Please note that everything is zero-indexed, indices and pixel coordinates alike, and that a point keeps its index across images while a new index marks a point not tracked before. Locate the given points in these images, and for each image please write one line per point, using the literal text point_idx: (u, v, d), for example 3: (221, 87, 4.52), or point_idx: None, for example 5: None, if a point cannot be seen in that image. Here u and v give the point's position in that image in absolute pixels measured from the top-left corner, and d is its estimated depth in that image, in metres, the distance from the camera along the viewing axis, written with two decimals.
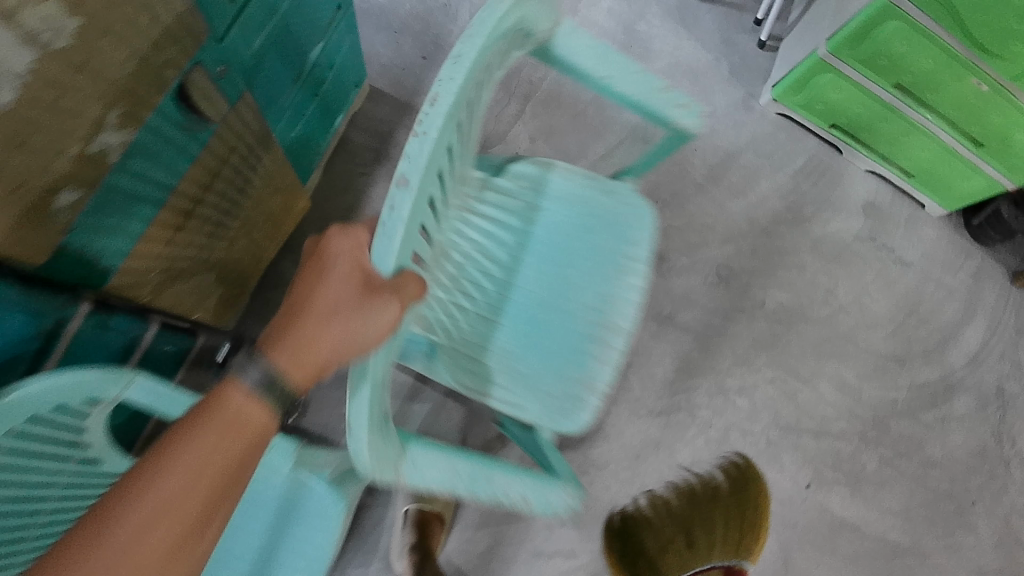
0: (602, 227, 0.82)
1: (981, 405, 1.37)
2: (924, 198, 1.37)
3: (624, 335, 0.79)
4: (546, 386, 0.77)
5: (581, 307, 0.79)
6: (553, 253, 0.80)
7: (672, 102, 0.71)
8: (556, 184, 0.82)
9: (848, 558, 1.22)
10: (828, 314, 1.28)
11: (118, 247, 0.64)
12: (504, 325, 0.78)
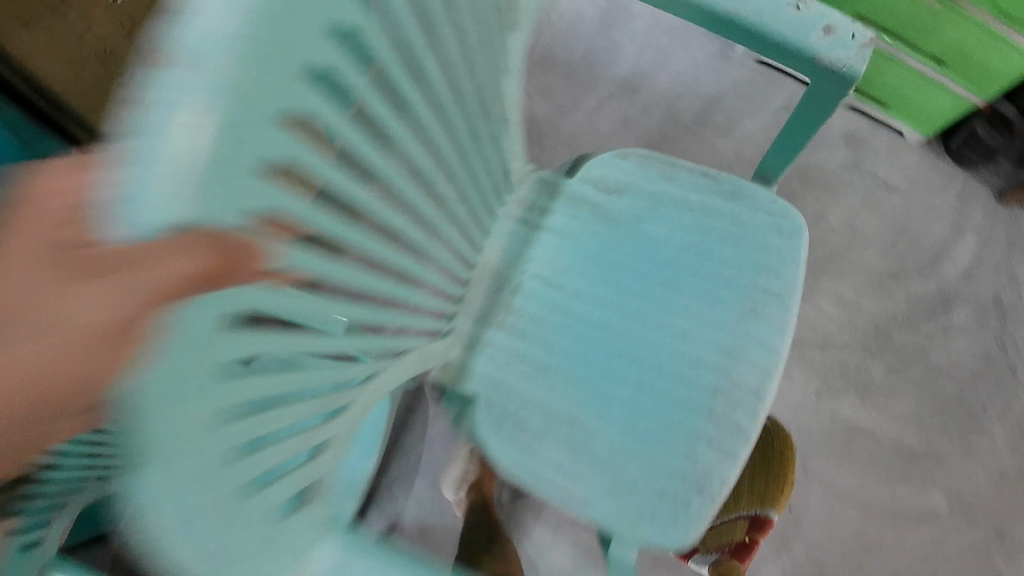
0: (727, 259, 0.81)
1: (981, 315, 1.43)
2: (899, 125, 1.46)
3: (740, 433, 0.75)
4: (631, 459, 0.75)
5: (694, 396, 0.77)
6: (662, 338, 0.79)
7: (818, 22, 0.66)
8: (659, 190, 0.84)
9: (865, 462, 1.30)
10: (819, 237, 1.37)
11: None
12: (607, 417, 0.77)
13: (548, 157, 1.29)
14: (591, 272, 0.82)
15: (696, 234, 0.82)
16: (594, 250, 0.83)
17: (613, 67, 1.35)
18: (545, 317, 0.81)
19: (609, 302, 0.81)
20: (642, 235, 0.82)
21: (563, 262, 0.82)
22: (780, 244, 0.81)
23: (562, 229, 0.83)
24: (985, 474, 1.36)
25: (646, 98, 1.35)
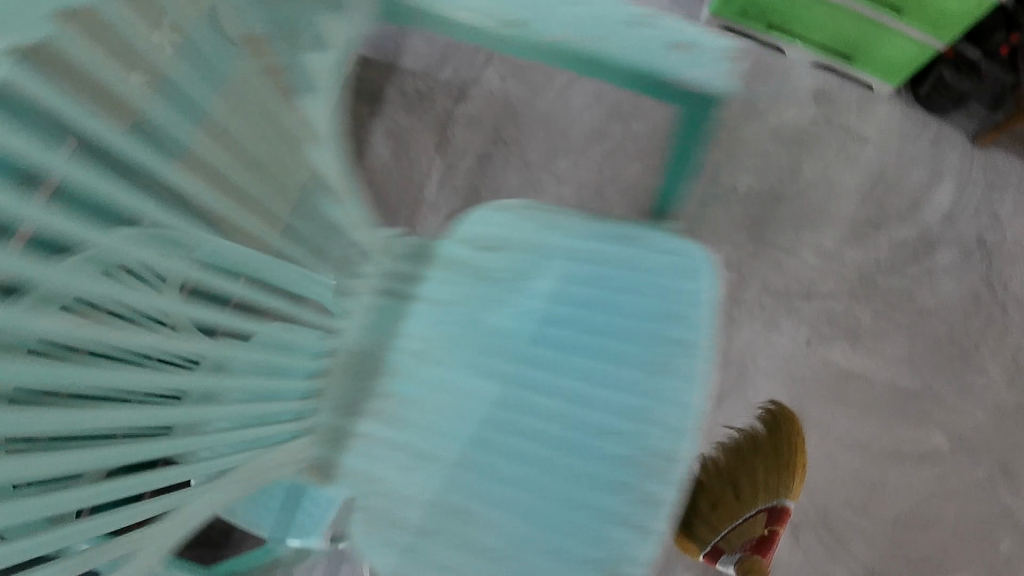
0: (631, 311, 0.78)
1: (966, 256, 1.44)
2: (869, 79, 1.46)
3: (656, 484, 0.74)
4: (543, 533, 0.73)
5: (607, 459, 0.75)
6: (566, 401, 0.76)
7: (668, 41, 0.71)
8: (554, 244, 0.79)
9: (861, 406, 1.32)
10: (798, 191, 1.39)
11: None
12: (517, 492, 0.74)
13: (524, 134, 1.33)
14: (489, 340, 0.78)
15: (597, 288, 0.78)
16: (490, 314, 0.79)
17: None
18: (444, 393, 0.77)
19: (510, 370, 0.77)
20: (539, 294, 0.78)
21: (457, 331, 0.79)
22: (688, 288, 0.78)
23: (451, 297, 0.79)
24: (984, 410, 1.37)
25: None
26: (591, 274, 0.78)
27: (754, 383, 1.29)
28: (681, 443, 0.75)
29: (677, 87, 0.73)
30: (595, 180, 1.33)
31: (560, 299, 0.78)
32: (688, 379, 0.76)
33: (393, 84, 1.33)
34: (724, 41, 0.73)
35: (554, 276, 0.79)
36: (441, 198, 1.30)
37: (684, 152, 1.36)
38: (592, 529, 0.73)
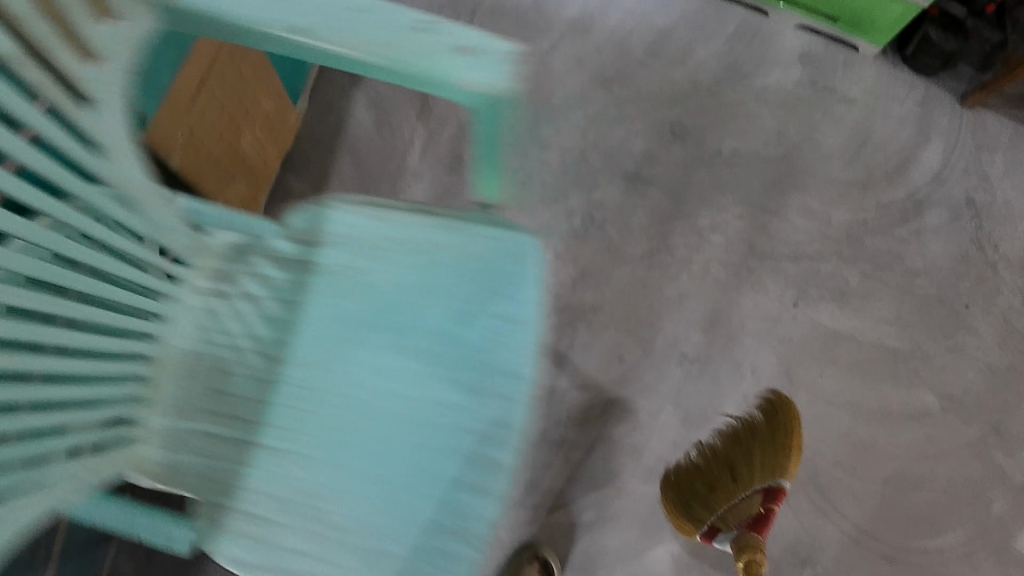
0: (460, 302, 0.71)
1: (955, 216, 1.43)
2: (854, 40, 1.46)
3: (498, 451, 0.69)
4: (380, 535, 0.66)
5: (442, 432, 0.69)
6: (394, 375, 0.70)
7: (448, 41, 0.54)
8: (372, 241, 0.72)
9: (851, 367, 1.32)
10: (783, 153, 1.39)
11: (149, 99, 0.79)
12: (340, 476, 0.67)
13: None
14: (310, 344, 0.71)
15: (424, 281, 0.71)
16: (309, 317, 0.71)
17: (562, 11, 1.39)
18: (262, 402, 0.70)
19: (334, 372, 0.70)
20: (363, 291, 0.71)
21: (279, 338, 0.71)
22: (517, 275, 0.71)
23: (268, 302, 0.72)
24: (974, 370, 1.37)
25: (597, 36, 1.39)
26: (423, 242, 0.71)
27: (742, 345, 1.27)
28: (517, 411, 0.70)
29: (450, 93, 0.56)
30: (579, 144, 1.31)
31: (387, 267, 0.71)
32: (522, 363, 0.71)
33: None
34: (513, 51, 0.56)
35: (377, 242, 0.71)
36: (424, 166, 1.28)
37: (668, 115, 1.36)
38: (429, 506, 0.67)
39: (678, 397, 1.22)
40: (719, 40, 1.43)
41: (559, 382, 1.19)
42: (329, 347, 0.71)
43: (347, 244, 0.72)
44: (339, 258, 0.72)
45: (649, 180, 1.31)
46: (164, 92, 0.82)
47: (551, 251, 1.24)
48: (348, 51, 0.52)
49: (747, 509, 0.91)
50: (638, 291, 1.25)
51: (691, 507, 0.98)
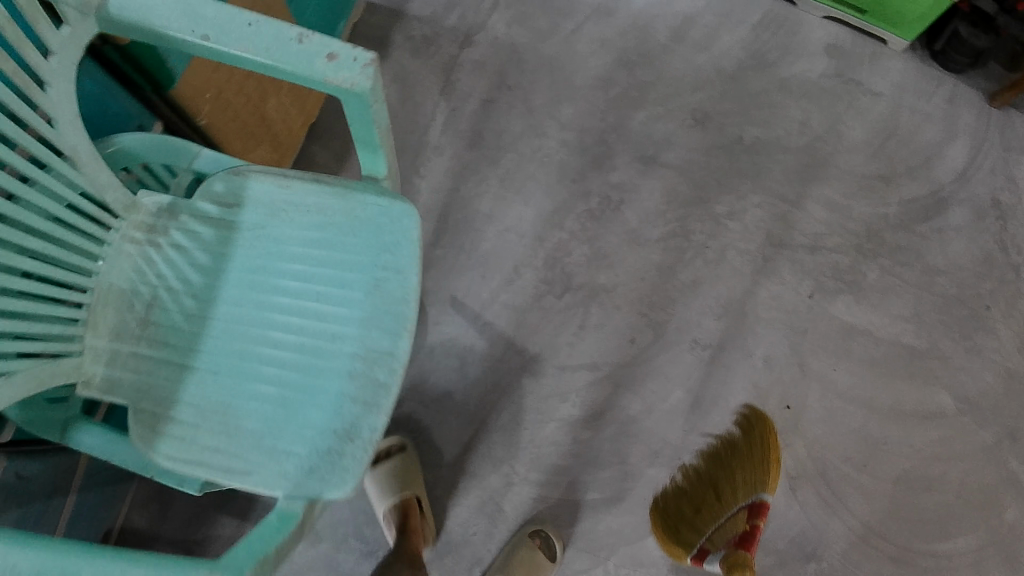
0: (348, 247, 0.76)
1: (979, 216, 1.41)
2: (883, 33, 1.43)
3: (388, 369, 0.73)
4: (276, 444, 0.71)
5: (334, 355, 0.73)
6: (290, 305, 0.75)
7: (318, 51, 0.60)
8: (274, 198, 0.78)
9: (865, 362, 1.30)
10: (805, 143, 1.37)
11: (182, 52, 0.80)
12: (241, 389, 0.73)
13: (528, 80, 1.32)
14: (219, 284, 0.76)
15: (318, 229, 0.76)
16: (218, 260, 0.77)
17: None
18: (177, 334, 0.75)
19: (237, 308, 0.76)
20: (266, 239, 0.77)
21: (195, 277, 0.77)
22: (399, 225, 0.76)
23: (185, 245, 0.77)
24: (992, 372, 1.34)
25: (622, 19, 1.38)
26: (317, 197, 0.77)
27: (755, 334, 1.25)
28: (404, 338, 0.74)
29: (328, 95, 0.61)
30: (600, 126, 1.30)
31: (287, 213, 0.77)
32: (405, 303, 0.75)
33: (402, 30, 1.36)
34: (373, 62, 0.61)
35: (276, 192, 0.78)
36: (445, 141, 1.27)
37: (690, 100, 1.34)
38: (323, 415, 0.72)
39: (689, 383, 1.20)
40: (745, 28, 1.42)
41: (567, 360, 1.18)
42: (235, 280, 0.76)
43: (251, 191, 0.78)
44: (246, 204, 0.77)
45: (669, 164, 1.30)
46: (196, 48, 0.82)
47: (566, 230, 1.23)
48: (247, 57, 0.60)
49: (734, 527, 0.91)
50: (653, 274, 1.24)
51: (680, 532, 1.00)
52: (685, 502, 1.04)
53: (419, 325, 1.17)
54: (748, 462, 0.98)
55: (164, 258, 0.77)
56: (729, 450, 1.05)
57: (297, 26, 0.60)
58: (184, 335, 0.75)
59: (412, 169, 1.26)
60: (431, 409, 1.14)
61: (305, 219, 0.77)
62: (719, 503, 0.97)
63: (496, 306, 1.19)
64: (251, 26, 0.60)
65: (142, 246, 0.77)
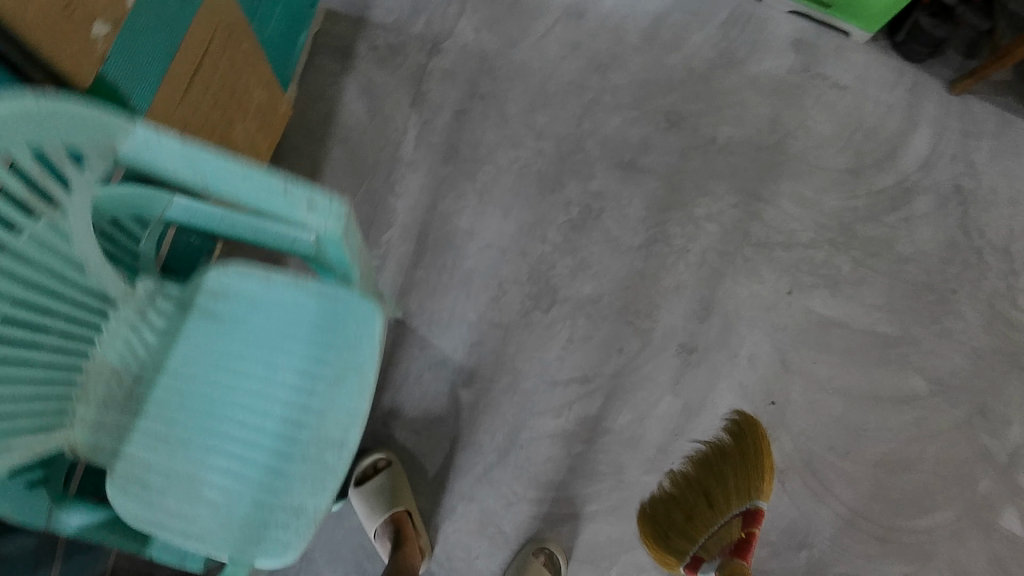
0: (314, 340, 0.79)
1: (942, 203, 1.45)
2: (845, 25, 1.45)
3: (337, 453, 0.77)
4: (229, 515, 0.75)
5: (292, 436, 0.77)
6: (255, 385, 0.79)
7: (299, 198, 0.65)
8: (252, 291, 0.81)
9: (844, 353, 1.33)
10: (778, 140, 1.39)
11: (145, 92, 0.75)
12: (207, 459, 0.77)
13: (501, 88, 1.29)
14: (188, 362, 0.79)
15: (288, 321, 0.80)
16: (188, 340, 0.80)
17: None
18: (152, 405, 0.78)
19: (204, 386, 0.79)
20: (236, 325, 0.80)
21: (168, 356, 0.80)
22: (362, 328, 0.79)
23: (165, 326, 0.81)
24: (960, 353, 1.39)
25: (592, 21, 1.36)
26: (290, 292, 0.80)
27: (738, 333, 1.26)
28: (354, 428, 0.78)
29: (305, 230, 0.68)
30: (576, 132, 1.29)
31: (262, 302, 0.80)
32: (361, 397, 0.78)
33: (365, 39, 1.30)
34: (343, 210, 0.66)
35: (255, 283, 0.81)
36: (419, 157, 1.23)
37: (664, 102, 1.34)
38: (274, 490, 0.75)
39: (678, 387, 1.21)
40: (713, 26, 1.42)
41: (559, 375, 1.17)
42: (206, 359, 0.79)
43: (231, 281, 0.81)
44: (224, 293, 0.81)
45: (647, 168, 1.30)
46: (160, 83, 0.77)
47: (549, 241, 1.22)
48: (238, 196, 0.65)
49: (728, 536, 0.90)
50: (637, 282, 1.24)
51: (671, 540, 0.98)
52: (673, 508, 1.02)
53: (406, 350, 1.15)
54: (738, 465, 0.96)
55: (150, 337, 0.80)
56: (714, 451, 1.03)
57: (283, 174, 0.64)
58: (155, 405, 0.78)
59: (387, 188, 1.21)
60: (424, 435, 1.13)
61: (278, 310, 0.80)
62: (711, 511, 0.94)
63: (482, 324, 1.17)
64: (243, 172, 0.63)
65: (134, 325, 0.80)
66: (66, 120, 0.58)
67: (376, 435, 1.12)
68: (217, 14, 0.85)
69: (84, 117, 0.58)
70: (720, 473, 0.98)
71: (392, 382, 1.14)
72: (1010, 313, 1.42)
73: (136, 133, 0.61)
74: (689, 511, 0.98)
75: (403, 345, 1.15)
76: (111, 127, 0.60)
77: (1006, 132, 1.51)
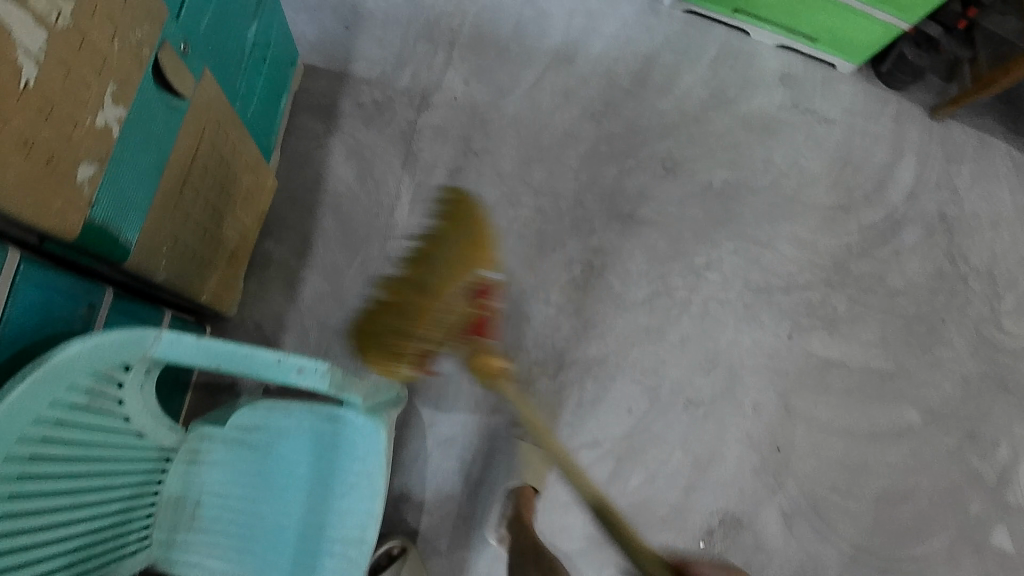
0: (333, 454, 0.81)
1: (929, 232, 1.47)
2: (832, 58, 1.48)
3: (362, 549, 0.79)
4: None
5: (324, 536, 0.80)
6: (291, 495, 0.82)
7: (290, 364, 0.68)
8: (278, 415, 0.83)
9: (842, 392, 1.32)
10: (771, 181, 1.40)
11: (135, 221, 0.66)
12: (255, 562, 0.80)
13: (495, 143, 1.24)
14: (234, 483, 0.82)
15: (309, 437, 0.82)
16: (231, 463, 0.83)
17: (544, 38, 1.31)
18: (210, 523, 0.81)
19: (249, 500, 0.82)
20: (274, 446, 0.83)
21: (215, 480, 0.82)
22: (366, 441, 0.80)
23: (209, 455, 0.83)
24: (951, 382, 1.39)
25: (583, 66, 1.33)
26: (308, 412, 0.82)
27: (743, 382, 1.27)
28: (371, 526, 0.79)
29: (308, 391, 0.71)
30: (574, 187, 1.26)
31: (286, 423, 0.83)
32: (375, 499, 0.79)
33: (349, 96, 1.22)
34: (330, 368, 0.68)
35: (277, 406, 0.83)
36: (414, 222, 1.18)
37: (659, 149, 1.34)
38: None
39: (687, 442, 1.22)
40: (703, 64, 1.42)
41: (569, 441, 1.17)
42: (247, 475, 0.82)
43: (260, 407, 0.84)
44: (254, 418, 0.83)
45: (645, 220, 1.29)
46: (149, 207, 0.68)
47: (552, 303, 1.21)
48: (245, 375, 0.68)
49: (447, 322, 1.06)
50: (639, 337, 1.24)
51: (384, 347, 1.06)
52: (382, 316, 1.08)
53: (416, 428, 1.13)
54: (458, 248, 1.06)
55: (196, 463, 0.82)
56: (437, 242, 1.09)
57: (278, 348, 0.67)
58: (208, 518, 0.81)
59: (383, 257, 1.16)
60: (437, 515, 1.11)
61: (299, 428, 0.82)
62: (430, 302, 1.05)
63: (492, 397, 1.15)
64: (245, 351, 0.67)
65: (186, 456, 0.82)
66: (111, 348, 0.62)
67: (388, 518, 1.10)
68: (203, 113, 0.73)
69: (119, 343, 0.63)
70: (435, 264, 1.07)
71: (402, 462, 1.12)
72: (995, 337, 1.43)
73: (164, 337, 0.65)
74: (394, 313, 1.06)
75: (411, 422, 1.13)
76: (141, 338, 0.64)
77: (984, 156, 1.54)
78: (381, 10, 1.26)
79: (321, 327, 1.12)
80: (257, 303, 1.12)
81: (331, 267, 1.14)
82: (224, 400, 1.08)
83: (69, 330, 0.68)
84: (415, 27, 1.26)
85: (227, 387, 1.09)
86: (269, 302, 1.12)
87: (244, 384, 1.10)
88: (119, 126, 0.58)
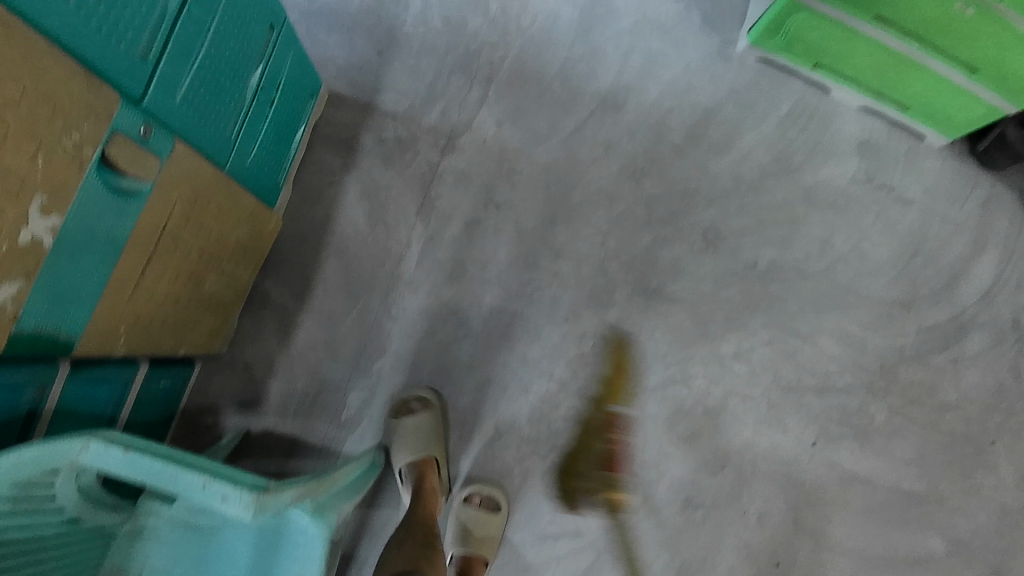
0: (275, 549, 0.78)
1: (998, 342, 1.22)
2: (922, 129, 1.20)
3: None
4: None
5: None
6: None
7: (216, 491, 0.63)
8: None
9: (861, 512, 1.19)
10: (825, 266, 1.21)
11: (78, 316, 0.66)
12: None
13: (520, 196, 1.15)
14: (178, 561, 0.79)
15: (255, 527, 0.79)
16: (178, 541, 0.79)
17: (593, 80, 1.18)
18: None
19: None
20: (219, 531, 0.80)
21: (161, 555, 0.79)
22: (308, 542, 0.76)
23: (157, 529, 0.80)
24: (987, 512, 1.19)
25: (632, 115, 1.19)
26: None
27: (752, 488, 1.17)
28: None
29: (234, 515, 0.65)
30: (599, 253, 1.16)
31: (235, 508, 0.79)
32: None
33: (372, 130, 1.15)
34: (255, 500, 0.62)
35: None
36: (421, 275, 1.13)
37: (703, 217, 1.19)
38: None
39: (676, 547, 1.14)
40: (771, 121, 1.22)
41: (549, 527, 1.12)
42: (191, 556, 0.79)
43: None
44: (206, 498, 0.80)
45: (674, 296, 1.17)
46: (97, 297, 0.68)
47: (555, 378, 1.13)
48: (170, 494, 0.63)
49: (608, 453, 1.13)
50: (644, 425, 1.14)
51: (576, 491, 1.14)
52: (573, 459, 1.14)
53: (391, 492, 1.10)
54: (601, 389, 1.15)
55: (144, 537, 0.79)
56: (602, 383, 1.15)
57: (204, 472, 0.63)
58: None
59: (383, 309, 1.12)
60: None
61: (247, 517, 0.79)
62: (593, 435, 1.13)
63: (473, 472, 1.11)
64: (171, 471, 0.62)
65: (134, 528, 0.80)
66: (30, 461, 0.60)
67: None
68: (165, 193, 0.71)
69: (40, 455, 0.60)
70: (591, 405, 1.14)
71: (373, 525, 1.10)
72: None
73: (92, 447, 0.62)
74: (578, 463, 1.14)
75: (387, 486, 1.11)
76: (67, 448, 0.61)
77: None
78: (418, 36, 1.17)
79: (311, 375, 1.11)
80: (253, 342, 1.12)
81: (328, 314, 1.12)
82: (205, 437, 1.10)
83: (13, 415, 0.67)
84: (451, 58, 1.16)
85: (210, 425, 1.10)
86: (263, 342, 1.11)
87: (226, 425, 1.10)
88: (52, 236, 0.59)
